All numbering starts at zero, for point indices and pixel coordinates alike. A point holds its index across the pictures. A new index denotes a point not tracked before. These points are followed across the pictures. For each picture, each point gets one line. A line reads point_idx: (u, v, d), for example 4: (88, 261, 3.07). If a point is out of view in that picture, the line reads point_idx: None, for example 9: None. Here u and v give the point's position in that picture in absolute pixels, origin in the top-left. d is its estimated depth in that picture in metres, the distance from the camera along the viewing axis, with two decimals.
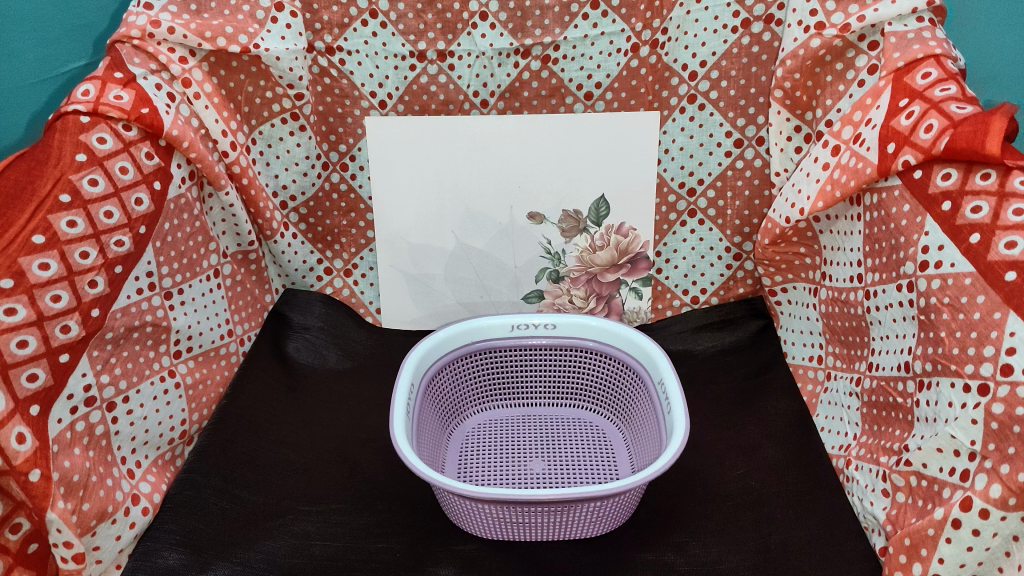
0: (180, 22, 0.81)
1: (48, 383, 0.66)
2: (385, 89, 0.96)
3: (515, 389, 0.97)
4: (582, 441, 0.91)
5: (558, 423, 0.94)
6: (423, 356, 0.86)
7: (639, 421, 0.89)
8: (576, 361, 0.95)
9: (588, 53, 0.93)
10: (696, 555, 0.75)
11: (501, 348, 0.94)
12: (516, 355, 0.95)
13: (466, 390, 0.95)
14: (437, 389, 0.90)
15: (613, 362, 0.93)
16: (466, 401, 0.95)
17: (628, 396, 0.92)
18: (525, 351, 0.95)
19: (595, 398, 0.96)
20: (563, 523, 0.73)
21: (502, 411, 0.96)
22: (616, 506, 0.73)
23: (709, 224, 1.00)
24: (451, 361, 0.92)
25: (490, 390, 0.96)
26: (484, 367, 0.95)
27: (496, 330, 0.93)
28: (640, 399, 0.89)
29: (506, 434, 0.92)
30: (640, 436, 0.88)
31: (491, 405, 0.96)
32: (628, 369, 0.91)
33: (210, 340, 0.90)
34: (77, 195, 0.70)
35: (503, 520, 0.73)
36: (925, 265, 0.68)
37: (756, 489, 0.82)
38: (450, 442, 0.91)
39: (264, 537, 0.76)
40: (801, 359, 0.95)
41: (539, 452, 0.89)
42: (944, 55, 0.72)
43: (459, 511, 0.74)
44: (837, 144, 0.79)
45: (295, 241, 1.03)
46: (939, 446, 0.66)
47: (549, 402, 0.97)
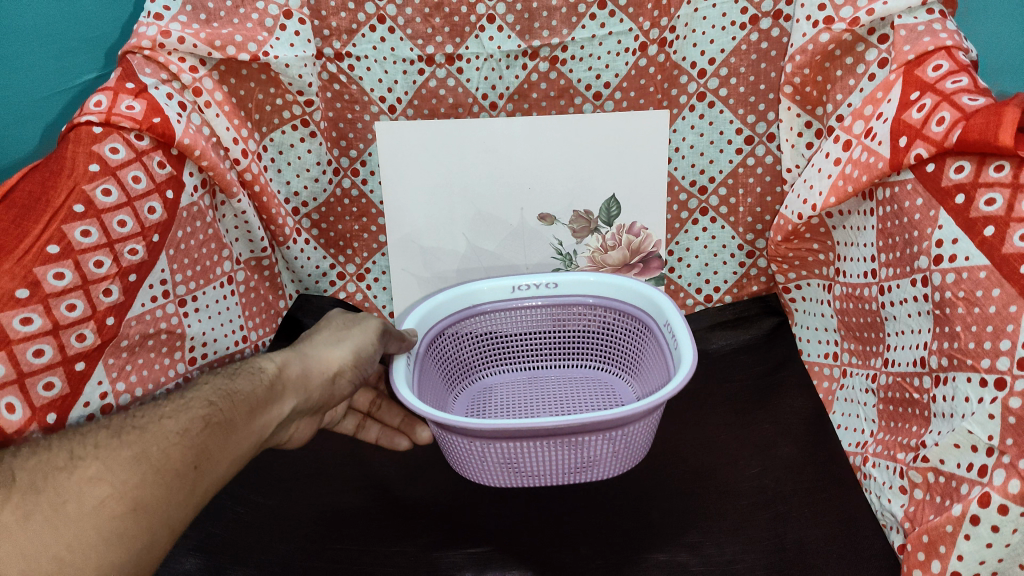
0: (190, 31, 0.82)
1: (64, 391, 0.71)
2: (395, 93, 0.97)
3: (523, 350, 0.97)
4: (592, 397, 0.92)
5: (567, 383, 0.94)
6: (422, 317, 0.87)
7: (646, 374, 0.89)
8: (580, 319, 0.95)
9: (596, 53, 0.93)
10: (712, 555, 0.74)
11: (505, 311, 0.94)
12: (524, 317, 0.95)
13: (473, 354, 0.96)
14: (441, 352, 0.91)
15: (619, 316, 0.93)
16: (474, 362, 0.96)
17: (635, 349, 0.92)
18: (527, 313, 0.95)
19: (603, 356, 0.96)
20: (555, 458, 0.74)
21: (511, 374, 0.96)
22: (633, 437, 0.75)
23: (721, 221, 1.00)
24: (454, 324, 0.93)
25: (497, 354, 0.97)
26: (489, 330, 0.95)
27: (490, 293, 0.92)
28: (647, 348, 0.89)
29: (516, 394, 0.93)
30: (647, 386, 0.88)
31: (498, 369, 0.97)
32: (631, 317, 0.92)
33: (224, 346, 0.92)
34: (90, 205, 0.72)
35: (496, 454, 0.74)
36: (939, 259, 0.67)
37: (771, 487, 0.80)
38: (457, 405, 0.92)
39: (279, 541, 0.77)
40: (817, 357, 0.93)
41: (546, 408, 0.89)
42: (955, 46, 0.71)
43: (466, 454, 0.75)
44: (849, 139, 0.79)
45: (307, 247, 1.02)
46: (956, 442, 0.65)
47: (560, 362, 0.97)
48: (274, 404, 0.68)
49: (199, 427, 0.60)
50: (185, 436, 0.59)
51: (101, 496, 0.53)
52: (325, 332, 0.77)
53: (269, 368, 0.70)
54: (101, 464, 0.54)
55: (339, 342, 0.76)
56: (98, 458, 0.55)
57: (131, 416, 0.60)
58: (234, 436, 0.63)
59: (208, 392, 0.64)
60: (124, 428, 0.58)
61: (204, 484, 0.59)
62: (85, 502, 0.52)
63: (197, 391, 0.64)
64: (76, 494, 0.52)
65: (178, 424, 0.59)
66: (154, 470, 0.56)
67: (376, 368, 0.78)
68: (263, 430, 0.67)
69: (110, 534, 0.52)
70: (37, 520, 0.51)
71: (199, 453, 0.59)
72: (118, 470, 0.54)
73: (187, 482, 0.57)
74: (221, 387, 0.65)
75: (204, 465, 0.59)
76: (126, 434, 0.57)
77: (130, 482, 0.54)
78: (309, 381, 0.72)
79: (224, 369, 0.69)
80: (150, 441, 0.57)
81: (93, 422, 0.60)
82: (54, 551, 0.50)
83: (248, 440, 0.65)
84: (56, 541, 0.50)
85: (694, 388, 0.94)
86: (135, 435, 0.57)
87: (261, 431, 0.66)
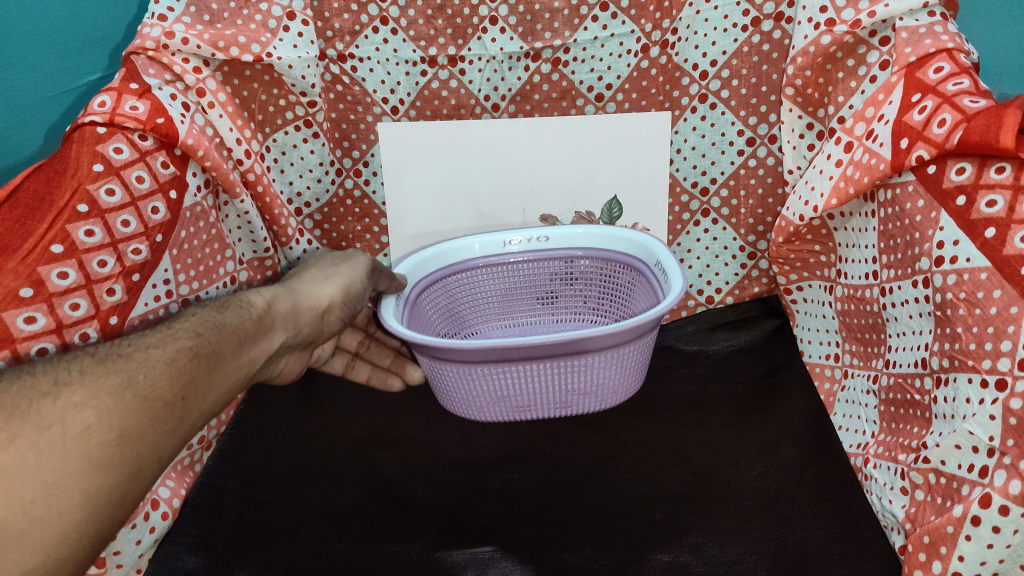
0: (194, 32, 0.82)
1: None
2: (397, 95, 0.97)
3: (517, 309, 1.00)
4: None
5: None
6: (415, 265, 0.92)
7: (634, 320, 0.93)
8: (569, 273, 0.99)
9: (598, 55, 0.93)
10: (714, 555, 0.72)
11: (499, 267, 0.97)
12: (518, 273, 0.99)
13: (471, 309, 0.99)
14: (436, 302, 0.96)
15: (605, 267, 0.97)
16: (469, 318, 1.00)
17: (622, 300, 0.96)
18: (518, 267, 0.98)
19: (591, 309, 1.00)
20: (535, 381, 0.84)
21: (505, 330, 1.00)
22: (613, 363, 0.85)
23: (722, 223, 1.00)
24: (449, 278, 0.97)
25: (494, 312, 1.00)
26: (486, 288, 0.99)
27: (469, 249, 0.96)
28: (635, 294, 0.93)
29: None
30: None
31: (493, 326, 1.00)
32: (620, 267, 0.95)
33: None
34: (94, 204, 0.73)
35: (469, 372, 0.83)
36: (940, 261, 0.67)
37: (774, 488, 0.79)
38: None
39: (282, 540, 0.75)
40: (818, 358, 0.93)
41: None
42: (956, 48, 0.71)
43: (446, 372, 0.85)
44: (850, 140, 0.79)
45: (309, 247, 1.02)
46: (957, 443, 0.65)
47: (551, 316, 1.01)
48: (262, 337, 0.70)
49: (189, 356, 0.60)
50: (176, 364, 0.58)
51: (88, 422, 0.51)
52: (311, 271, 0.81)
53: (257, 303, 0.71)
54: (86, 389, 0.52)
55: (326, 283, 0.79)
56: (83, 384, 0.53)
57: (115, 346, 0.58)
58: (221, 367, 0.63)
59: (197, 323, 0.64)
60: (109, 356, 0.57)
61: (192, 414, 0.59)
62: (72, 426, 0.50)
63: (183, 323, 0.63)
64: (61, 418, 0.50)
65: (167, 353, 0.58)
66: (144, 398, 0.54)
67: (364, 307, 0.83)
68: (250, 363, 0.68)
69: (97, 460, 0.50)
70: (23, 442, 0.48)
71: (189, 381, 0.58)
72: (104, 396, 0.53)
73: (176, 411, 0.57)
74: (210, 319, 0.65)
75: (192, 395, 0.58)
76: (111, 362, 0.56)
77: (119, 410, 0.53)
78: (299, 317, 0.75)
79: (209, 303, 0.69)
80: (137, 369, 0.56)
81: (70, 350, 0.57)
82: (39, 475, 0.48)
83: (237, 371, 0.65)
84: (41, 467, 0.48)
85: (695, 389, 0.94)
86: (121, 363, 0.56)
87: (248, 365, 0.67)
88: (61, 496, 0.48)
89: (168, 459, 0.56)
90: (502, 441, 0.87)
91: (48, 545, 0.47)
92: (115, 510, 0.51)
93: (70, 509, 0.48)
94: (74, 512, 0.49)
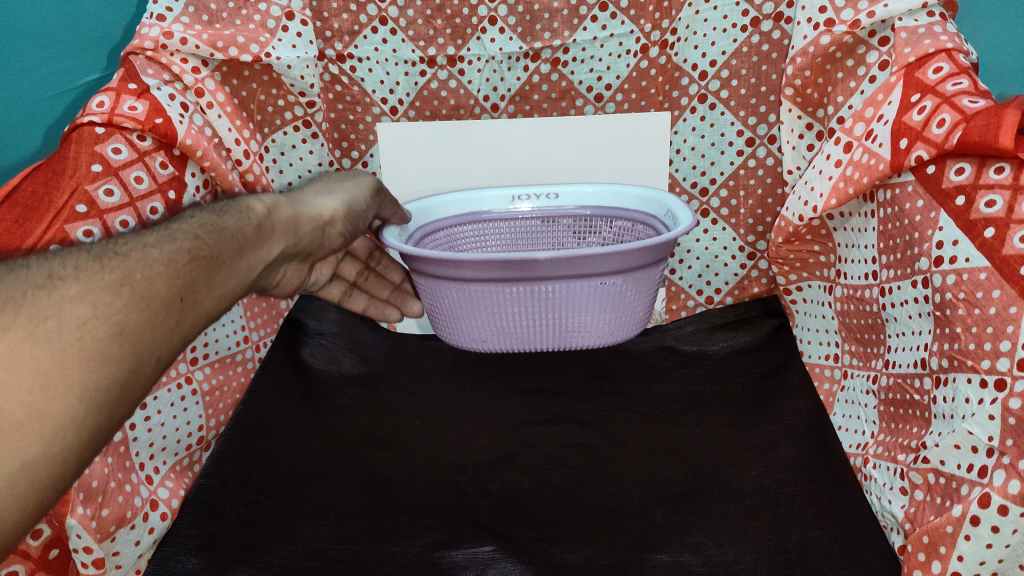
0: (192, 32, 0.82)
1: None
2: (397, 95, 0.96)
3: None
4: None
5: None
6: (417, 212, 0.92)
7: None
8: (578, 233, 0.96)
9: (597, 55, 0.93)
10: (714, 556, 0.72)
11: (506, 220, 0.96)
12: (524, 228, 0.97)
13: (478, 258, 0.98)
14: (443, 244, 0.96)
15: (616, 227, 0.95)
16: None
17: None
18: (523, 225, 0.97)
19: None
20: (526, 314, 0.88)
21: None
22: (613, 296, 0.88)
23: (722, 223, 1.00)
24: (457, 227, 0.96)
25: None
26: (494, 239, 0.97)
27: (449, 208, 0.94)
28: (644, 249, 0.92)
29: None
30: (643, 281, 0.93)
31: None
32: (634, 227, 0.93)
33: (226, 346, 0.94)
34: (93, 205, 0.72)
35: (457, 294, 0.87)
36: (939, 261, 0.67)
37: (773, 489, 0.79)
38: None
39: (280, 541, 0.74)
40: (818, 358, 0.94)
41: None
42: (955, 49, 0.71)
43: (438, 292, 0.89)
44: (849, 140, 0.79)
45: None
46: (956, 443, 0.65)
47: None
48: (259, 247, 0.68)
49: (188, 258, 0.58)
50: (174, 265, 0.56)
51: (85, 315, 0.48)
52: (313, 187, 0.80)
53: (255, 211, 0.69)
54: (82, 286, 0.49)
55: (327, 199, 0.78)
56: (78, 280, 0.50)
57: (110, 244, 0.55)
58: (220, 272, 0.62)
59: (195, 226, 0.62)
60: (105, 253, 0.53)
61: (191, 316, 0.57)
62: (69, 319, 0.47)
63: (182, 225, 0.61)
64: (57, 311, 0.47)
65: (165, 254, 0.56)
66: (145, 295, 0.53)
67: (364, 227, 0.83)
68: (248, 270, 0.67)
69: (96, 354, 0.48)
70: (18, 334, 0.45)
71: (187, 283, 0.57)
72: (101, 294, 0.50)
73: (175, 311, 0.55)
74: (208, 223, 0.63)
75: (191, 295, 0.57)
76: (107, 260, 0.53)
77: (115, 309, 0.50)
78: (299, 229, 0.74)
79: (206, 207, 0.67)
80: (136, 267, 0.54)
81: (61, 248, 0.54)
82: (36, 366, 0.45)
83: (235, 277, 0.64)
84: (39, 358, 0.45)
85: (695, 389, 0.94)
86: (118, 262, 0.53)
87: (246, 273, 0.66)
88: (61, 388, 0.46)
89: (168, 360, 0.55)
90: (502, 441, 0.87)
91: (48, 438, 0.44)
92: (114, 407, 0.49)
93: (69, 401, 0.46)
94: (73, 404, 0.46)
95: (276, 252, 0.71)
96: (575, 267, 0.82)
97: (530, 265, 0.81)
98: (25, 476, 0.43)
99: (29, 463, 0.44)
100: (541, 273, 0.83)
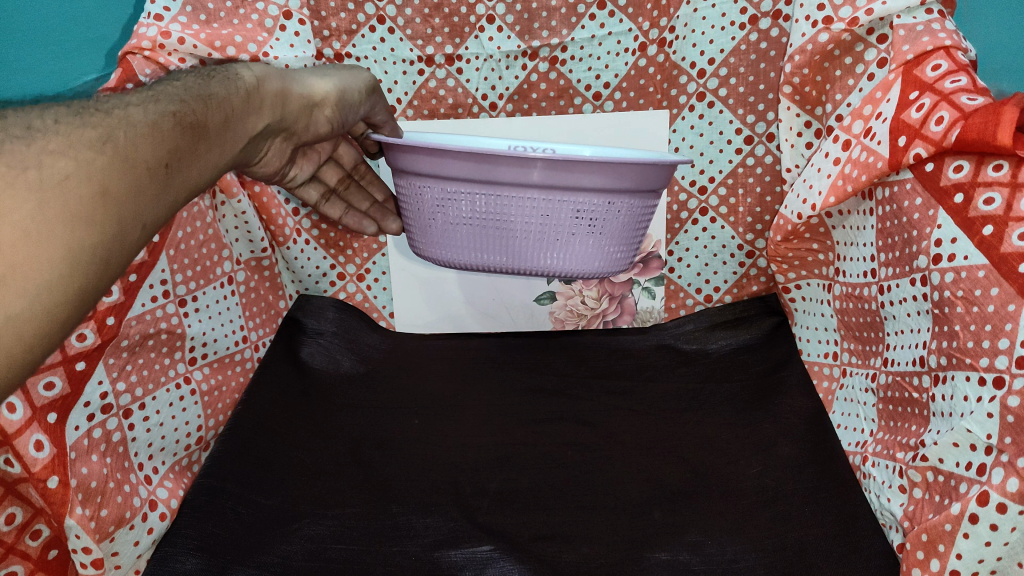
0: (189, 32, 0.82)
1: (64, 391, 0.70)
2: (395, 94, 0.96)
3: None
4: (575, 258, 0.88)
5: None
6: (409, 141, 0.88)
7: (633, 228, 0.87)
8: None
9: (596, 54, 0.93)
10: (713, 554, 0.72)
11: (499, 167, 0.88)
12: None
13: None
14: None
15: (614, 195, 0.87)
16: None
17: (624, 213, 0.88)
18: None
19: None
20: (507, 229, 0.82)
21: None
22: (610, 223, 0.82)
23: (721, 222, 0.99)
24: None
25: None
26: None
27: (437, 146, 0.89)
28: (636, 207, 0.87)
29: None
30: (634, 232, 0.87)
31: None
32: None
33: (224, 346, 0.94)
34: None
35: (439, 199, 0.82)
36: (938, 259, 0.67)
37: (771, 487, 0.79)
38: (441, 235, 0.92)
39: (280, 541, 0.74)
40: (817, 356, 0.93)
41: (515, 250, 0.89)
42: (954, 45, 0.71)
43: (423, 203, 0.84)
44: (848, 138, 0.79)
45: (308, 247, 1.04)
46: (955, 441, 0.65)
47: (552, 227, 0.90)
48: (243, 118, 0.68)
49: (172, 120, 0.57)
50: (158, 125, 0.55)
51: (68, 171, 0.47)
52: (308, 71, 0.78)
53: (239, 84, 0.68)
54: (64, 139, 0.48)
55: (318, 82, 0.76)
56: (58, 134, 0.48)
57: (88, 103, 0.53)
58: (205, 139, 0.61)
59: (178, 91, 0.61)
60: (84, 110, 0.52)
61: (179, 181, 0.57)
62: (52, 172, 0.46)
63: (165, 89, 0.60)
64: (38, 162, 0.46)
65: (149, 115, 0.55)
66: (130, 152, 0.51)
67: (356, 120, 0.81)
68: (232, 142, 0.66)
69: (81, 211, 0.46)
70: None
71: (173, 146, 0.56)
72: (84, 148, 0.49)
73: (162, 174, 0.55)
74: (192, 90, 0.62)
75: (179, 160, 0.56)
76: (87, 116, 0.51)
77: (100, 164, 0.49)
78: (287, 105, 0.73)
79: (188, 74, 0.66)
80: (118, 126, 0.52)
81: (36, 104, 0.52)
82: (19, 215, 0.43)
83: (221, 144, 0.64)
84: (22, 209, 0.44)
85: (694, 387, 0.94)
86: (99, 119, 0.52)
87: (233, 145, 0.66)
88: (44, 244, 0.44)
89: (152, 227, 0.54)
90: (501, 441, 0.87)
91: (34, 293, 0.43)
92: (101, 272, 0.48)
93: (53, 261, 0.44)
94: (59, 261, 0.45)
95: (263, 125, 0.71)
96: (558, 177, 0.77)
97: (513, 161, 0.76)
98: (13, 329, 0.42)
99: (15, 315, 0.42)
100: (523, 176, 0.77)
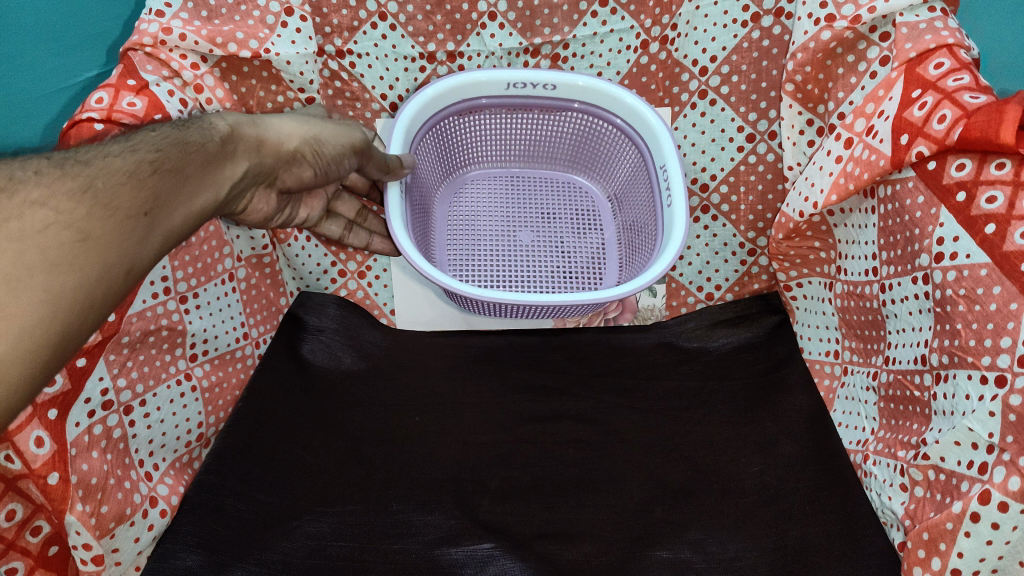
0: (191, 28, 0.82)
1: (65, 387, 0.69)
2: (396, 90, 0.97)
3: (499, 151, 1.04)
4: (568, 204, 1.04)
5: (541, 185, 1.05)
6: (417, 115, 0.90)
7: (629, 201, 1.00)
8: (553, 122, 1.00)
9: (597, 51, 0.95)
10: (714, 552, 0.77)
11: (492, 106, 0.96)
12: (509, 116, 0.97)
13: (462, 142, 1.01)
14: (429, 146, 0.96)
15: (610, 127, 0.97)
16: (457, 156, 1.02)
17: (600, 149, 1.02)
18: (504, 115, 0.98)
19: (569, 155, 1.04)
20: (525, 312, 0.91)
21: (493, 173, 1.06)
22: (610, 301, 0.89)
23: (722, 220, 0.99)
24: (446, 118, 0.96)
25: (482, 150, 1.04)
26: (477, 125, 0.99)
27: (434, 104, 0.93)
28: (620, 153, 0.99)
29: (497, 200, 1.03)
30: (627, 194, 1.00)
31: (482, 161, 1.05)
32: (609, 127, 0.97)
33: (226, 343, 0.92)
34: None
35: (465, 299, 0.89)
36: (940, 257, 0.67)
37: (773, 486, 0.81)
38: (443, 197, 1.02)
39: (280, 539, 0.78)
40: (818, 355, 0.92)
41: (527, 221, 1.02)
42: (957, 44, 0.71)
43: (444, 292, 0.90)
44: (850, 136, 0.78)
45: (308, 244, 1.02)
46: (957, 440, 0.65)
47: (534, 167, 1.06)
48: (227, 165, 0.64)
49: (150, 170, 0.55)
50: (138, 176, 0.53)
51: (48, 221, 0.46)
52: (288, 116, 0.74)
53: (221, 128, 0.65)
54: (44, 189, 0.47)
55: (301, 131, 0.73)
56: (39, 183, 0.48)
57: (70, 153, 0.52)
58: (186, 188, 0.58)
59: (158, 139, 0.58)
60: (66, 161, 0.51)
61: (157, 230, 0.54)
62: (31, 222, 0.45)
63: (145, 138, 0.58)
64: (18, 214, 0.45)
65: (128, 164, 0.53)
66: (109, 203, 0.50)
67: (346, 170, 0.79)
68: (215, 191, 0.63)
69: (60, 259, 0.45)
70: None
71: (153, 197, 0.54)
72: (64, 197, 0.48)
73: (141, 225, 0.52)
74: (172, 137, 0.59)
75: (156, 211, 0.54)
76: (69, 167, 0.50)
77: (81, 212, 0.48)
78: (266, 152, 0.69)
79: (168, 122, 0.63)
80: (97, 175, 0.51)
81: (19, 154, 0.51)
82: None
83: (203, 193, 0.61)
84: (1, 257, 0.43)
85: (695, 385, 0.93)
86: (79, 169, 0.51)
87: (213, 193, 0.63)
88: (25, 289, 0.43)
89: (135, 273, 0.52)
90: (502, 439, 0.88)
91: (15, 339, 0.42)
92: (82, 316, 0.46)
93: (34, 303, 0.43)
94: (40, 309, 0.43)
95: (245, 174, 0.67)
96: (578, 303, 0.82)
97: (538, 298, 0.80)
98: None
99: None
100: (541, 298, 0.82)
